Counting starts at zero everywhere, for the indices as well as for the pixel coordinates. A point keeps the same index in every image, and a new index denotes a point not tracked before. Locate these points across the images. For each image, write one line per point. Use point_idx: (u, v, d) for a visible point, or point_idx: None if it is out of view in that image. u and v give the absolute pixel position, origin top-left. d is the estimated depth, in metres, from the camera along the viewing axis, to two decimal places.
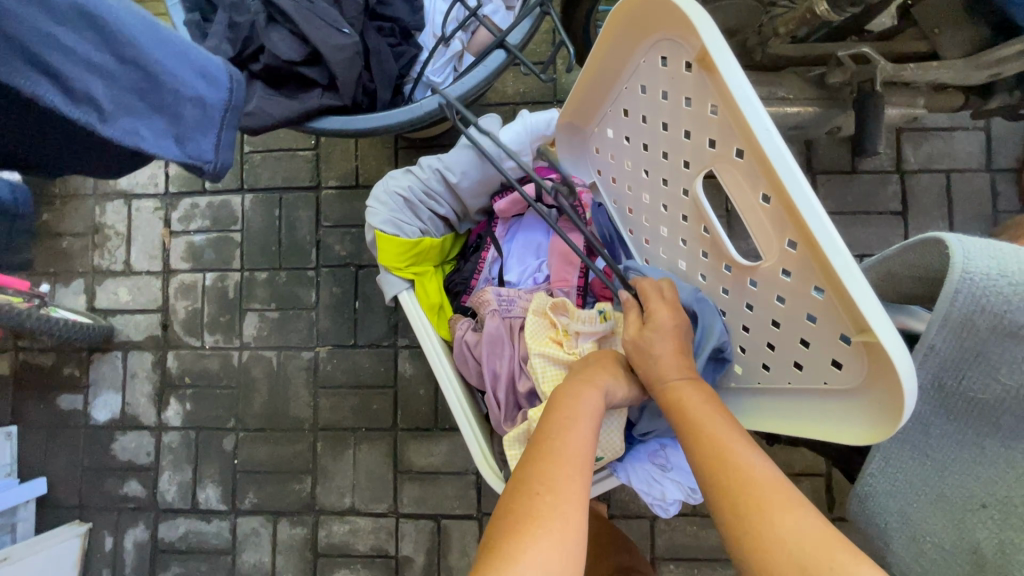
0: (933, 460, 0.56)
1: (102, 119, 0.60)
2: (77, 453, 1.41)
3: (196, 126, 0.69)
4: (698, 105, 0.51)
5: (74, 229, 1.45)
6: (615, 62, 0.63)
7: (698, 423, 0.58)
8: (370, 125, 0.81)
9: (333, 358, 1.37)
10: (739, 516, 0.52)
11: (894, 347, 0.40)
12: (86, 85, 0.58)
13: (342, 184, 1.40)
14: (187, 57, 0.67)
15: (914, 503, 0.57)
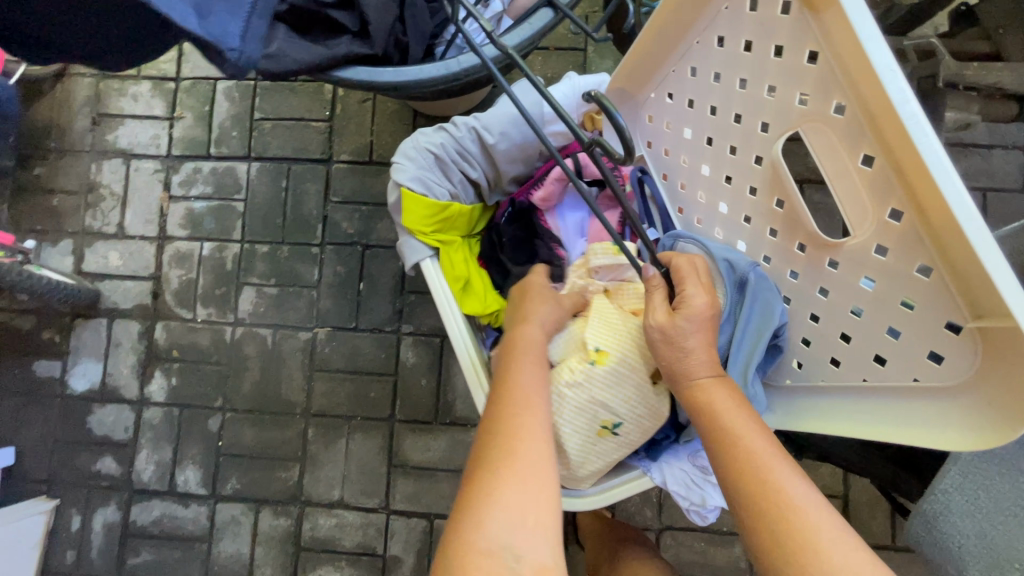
0: (1011, 473, 0.54)
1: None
2: (50, 424, 1.32)
3: (222, 4, 0.65)
4: (797, 57, 0.52)
5: (67, 186, 1.37)
6: (691, 25, 0.63)
7: (730, 425, 0.58)
8: (400, 79, 0.75)
9: (331, 341, 1.30)
10: (774, 538, 0.52)
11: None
12: None
13: (354, 159, 1.33)
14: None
15: (996, 524, 0.53)
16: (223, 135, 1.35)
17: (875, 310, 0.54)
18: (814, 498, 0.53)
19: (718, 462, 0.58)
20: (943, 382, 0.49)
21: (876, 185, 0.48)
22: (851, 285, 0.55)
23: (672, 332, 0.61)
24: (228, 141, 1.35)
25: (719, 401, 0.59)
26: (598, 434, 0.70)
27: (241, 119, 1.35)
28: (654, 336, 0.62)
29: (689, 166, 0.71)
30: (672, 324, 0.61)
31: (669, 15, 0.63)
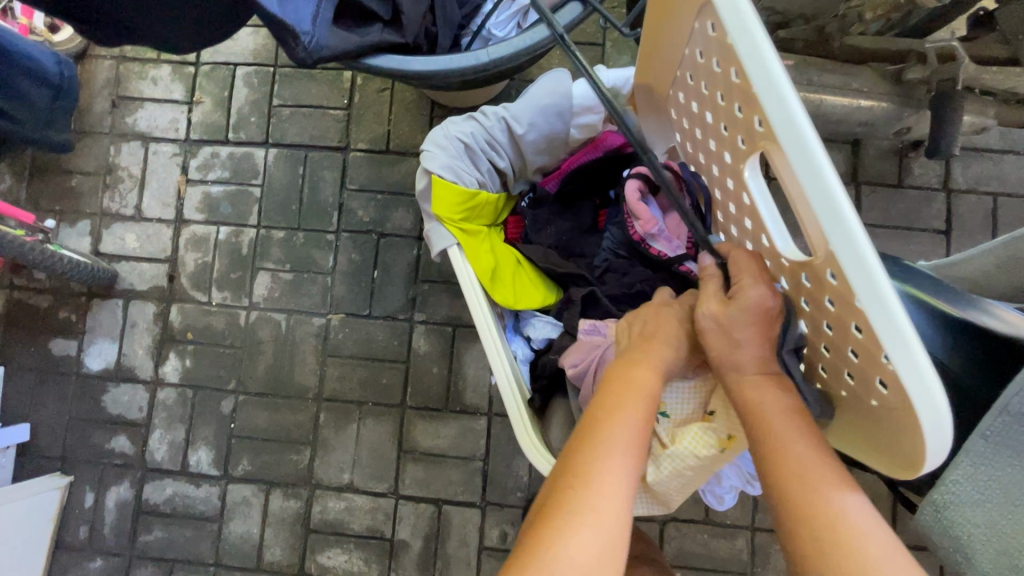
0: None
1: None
2: (65, 402, 1.34)
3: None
4: (741, 104, 0.50)
5: (86, 168, 1.38)
6: (668, 29, 0.58)
7: (798, 462, 0.55)
8: (428, 68, 0.76)
9: (345, 327, 1.31)
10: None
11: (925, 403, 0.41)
12: None
13: (371, 148, 1.34)
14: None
15: (1008, 515, 0.49)
16: (241, 121, 1.36)
17: (834, 336, 0.51)
18: (888, 542, 0.51)
19: (773, 495, 0.56)
20: (885, 428, 0.50)
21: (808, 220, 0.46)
22: (815, 322, 0.55)
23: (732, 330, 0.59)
24: (246, 126, 1.36)
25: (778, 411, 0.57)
26: (694, 478, 0.74)
27: (260, 105, 1.36)
28: (707, 324, 0.61)
29: (700, 165, 0.67)
30: (725, 315, 0.59)
31: (651, 37, 0.61)
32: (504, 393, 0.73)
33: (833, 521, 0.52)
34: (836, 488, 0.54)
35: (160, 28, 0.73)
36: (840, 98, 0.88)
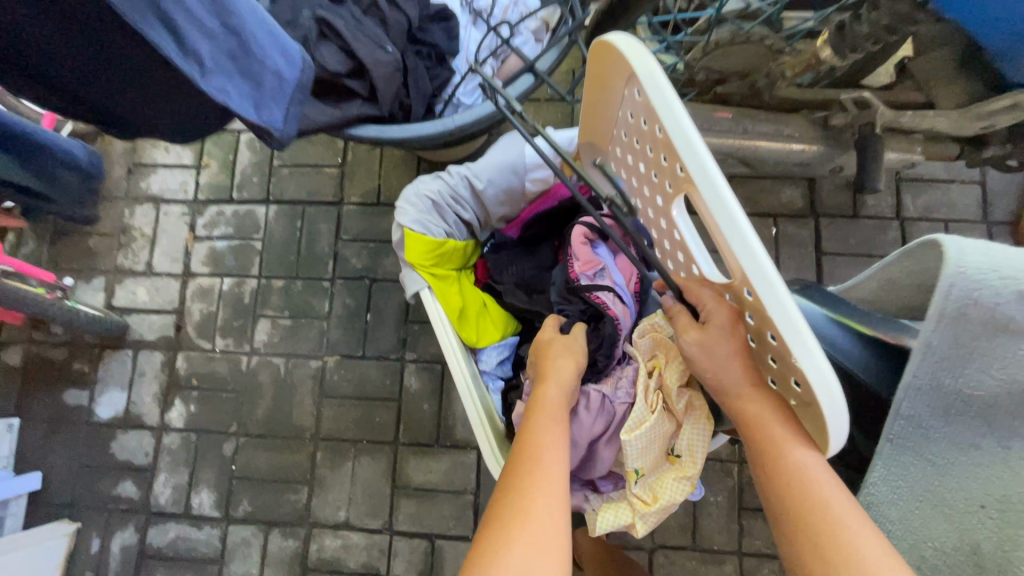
0: (936, 464, 0.51)
1: (201, 74, 0.66)
2: (75, 450, 1.40)
3: (273, 94, 0.74)
4: (661, 155, 0.59)
5: (102, 229, 1.50)
6: (604, 93, 0.67)
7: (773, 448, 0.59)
8: (401, 136, 0.87)
9: (340, 368, 1.39)
10: (823, 558, 0.53)
11: (827, 394, 0.48)
12: (195, 42, 0.64)
13: (364, 201, 1.46)
14: (274, 31, 0.72)
15: (916, 512, 0.52)
16: (244, 181, 1.49)
17: (757, 347, 0.59)
18: (855, 510, 0.54)
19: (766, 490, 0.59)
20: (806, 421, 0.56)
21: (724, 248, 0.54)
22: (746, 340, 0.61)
23: (713, 359, 0.62)
24: (249, 186, 1.49)
25: (808, 455, 0.57)
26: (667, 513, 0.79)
27: (262, 166, 1.49)
28: (694, 352, 0.63)
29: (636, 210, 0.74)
30: (707, 337, 0.62)
31: (589, 98, 0.70)
32: (472, 425, 0.78)
33: (813, 497, 0.55)
34: (817, 475, 0.56)
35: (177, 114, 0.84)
36: (775, 143, 0.99)
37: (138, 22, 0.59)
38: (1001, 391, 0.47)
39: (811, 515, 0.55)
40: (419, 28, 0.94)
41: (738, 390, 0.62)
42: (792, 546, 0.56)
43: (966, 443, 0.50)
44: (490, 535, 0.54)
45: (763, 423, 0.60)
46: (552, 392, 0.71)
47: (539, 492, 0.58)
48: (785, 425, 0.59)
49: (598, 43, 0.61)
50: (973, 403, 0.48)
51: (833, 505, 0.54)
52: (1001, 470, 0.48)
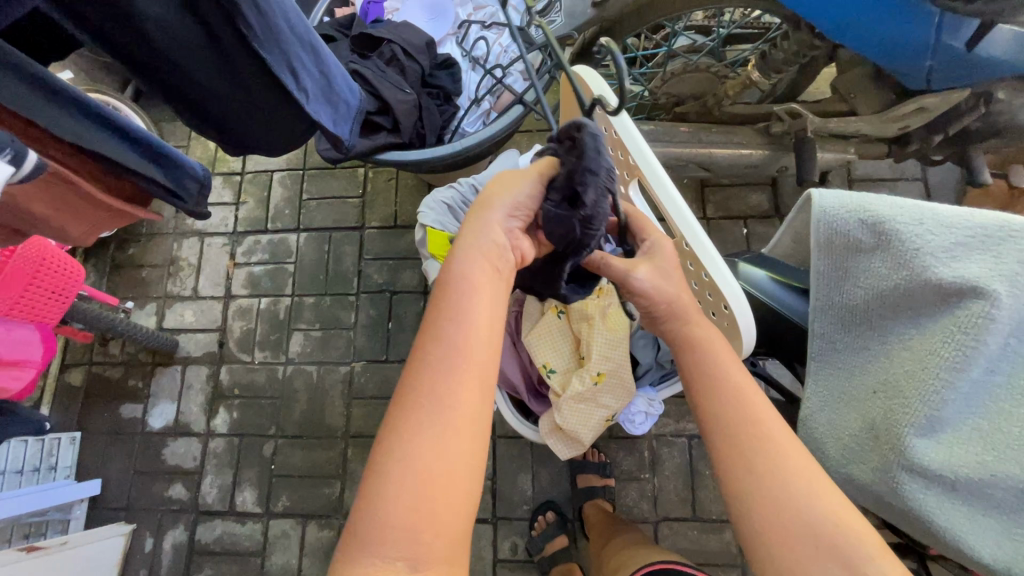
0: (843, 370, 0.68)
1: (308, 100, 0.83)
2: (131, 457, 1.56)
3: (344, 116, 0.93)
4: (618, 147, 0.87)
5: (154, 261, 1.71)
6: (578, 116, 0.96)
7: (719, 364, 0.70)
8: (420, 158, 1.08)
9: (366, 372, 1.55)
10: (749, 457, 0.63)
11: (727, 282, 0.74)
12: (305, 80, 0.81)
13: (383, 225, 1.66)
14: (342, 70, 0.91)
15: (839, 414, 0.68)
16: (278, 214, 1.70)
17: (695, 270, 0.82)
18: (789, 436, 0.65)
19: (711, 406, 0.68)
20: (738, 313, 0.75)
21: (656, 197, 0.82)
22: (693, 273, 0.84)
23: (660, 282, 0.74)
24: (282, 218, 1.70)
25: (745, 381, 0.69)
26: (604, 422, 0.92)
27: (293, 200, 1.71)
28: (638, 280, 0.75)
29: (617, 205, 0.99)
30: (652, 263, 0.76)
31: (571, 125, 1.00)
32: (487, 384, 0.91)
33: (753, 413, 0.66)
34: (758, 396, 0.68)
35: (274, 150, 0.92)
36: (728, 149, 1.18)
37: (277, 68, 0.76)
38: (872, 298, 0.63)
39: (743, 427, 0.65)
40: (430, 75, 1.16)
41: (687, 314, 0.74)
42: (722, 447, 0.66)
43: (860, 347, 0.66)
44: (400, 415, 0.56)
45: (708, 344, 0.72)
46: (458, 257, 0.63)
47: (447, 376, 0.57)
48: (732, 358, 0.71)
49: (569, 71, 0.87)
50: (856, 313, 0.65)
51: (766, 418, 0.66)
52: (886, 361, 0.62)
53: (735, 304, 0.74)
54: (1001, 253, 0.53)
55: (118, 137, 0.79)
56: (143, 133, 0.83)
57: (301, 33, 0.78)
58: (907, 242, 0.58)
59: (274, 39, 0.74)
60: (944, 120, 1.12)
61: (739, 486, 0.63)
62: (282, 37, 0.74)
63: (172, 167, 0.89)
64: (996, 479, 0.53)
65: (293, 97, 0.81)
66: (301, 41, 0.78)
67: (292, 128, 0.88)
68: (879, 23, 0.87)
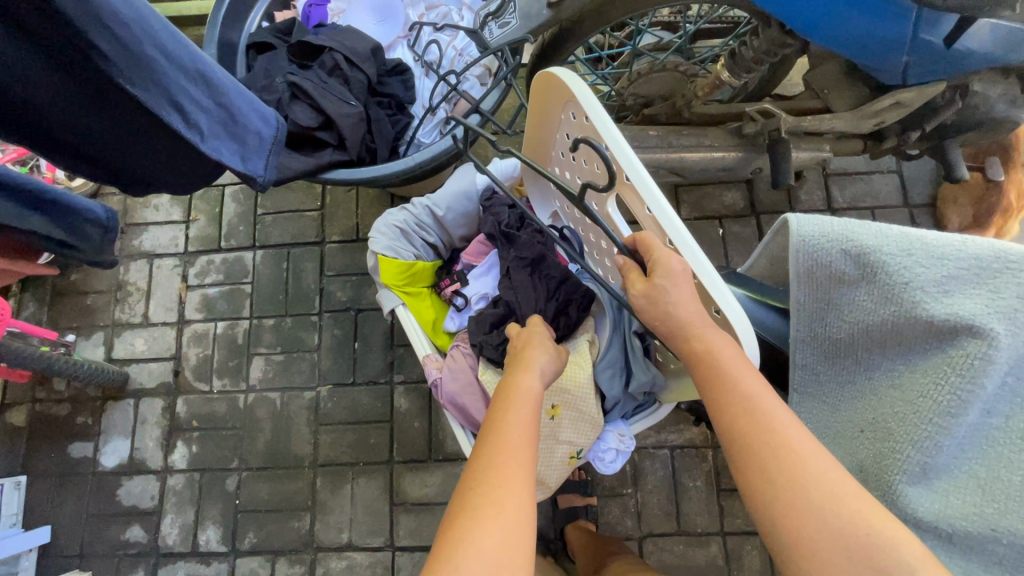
0: (828, 403, 0.62)
1: (202, 138, 0.77)
2: (84, 500, 1.46)
3: (256, 150, 0.86)
4: (596, 151, 0.72)
5: (99, 287, 1.59)
6: (545, 110, 0.81)
7: (727, 370, 0.62)
8: (372, 175, 0.99)
9: (333, 397, 1.47)
10: (773, 485, 0.56)
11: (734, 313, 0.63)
12: (195, 116, 0.75)
13: (344, 239, 1.57)
14: (250, 100, 0.84)
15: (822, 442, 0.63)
16: (231, 231, 1.60)
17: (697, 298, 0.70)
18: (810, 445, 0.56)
19: (726, 428, 0.61)
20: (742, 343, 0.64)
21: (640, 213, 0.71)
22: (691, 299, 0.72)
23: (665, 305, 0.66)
24: (236, 235, 1.60)
25: (759, 388, 0.61)
26: (567, 461, 0.85)
27: (247, 216, 1.60)
28: (641, 304, 0.68)
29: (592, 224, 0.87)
30: (653, 290, 0.66)
31: (535, 116, 0.85)
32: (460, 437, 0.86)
33: (771, 428, 0.58)
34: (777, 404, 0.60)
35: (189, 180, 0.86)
36: (699, 152, 1.13)
37: (155, 107, 0.70)
38: (859, 333, 0.57)
39: (758, 439, 0.58)
40: (379, 83, 1.07)
41: (688, 330, 0.66)
42: (744, 475, 0.58)
43: (846, 382, 0.60)
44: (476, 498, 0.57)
45: (712, 353, 0.63)
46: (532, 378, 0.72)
47: (520, 454, 0.61)
48: (746, 362, 0.62)
49: (538, 77, 0.76)
50: (840, 346, 0.59)
51: (784, 433, 0.57)
52: (875, 400, 0.57)
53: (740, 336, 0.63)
54: (997, 287, 0.48)
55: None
56: (29, 182, 0.90)
57: (184, 64, 0.71)
58: (895, 275, 0.52)
59: (146, 75, 0.67)
60: (920, 115, 1.07)
61: (761, 502, 0.56)
62: (158, 72, 0.68)
63: (64, 212, 0.95)
64: (998, 535, 0.48)
65: (184, 139, 0.75)
66: (185, 74, 0.72)
67: (196, 161, 0.82)
68: (848, 20, 0.81)
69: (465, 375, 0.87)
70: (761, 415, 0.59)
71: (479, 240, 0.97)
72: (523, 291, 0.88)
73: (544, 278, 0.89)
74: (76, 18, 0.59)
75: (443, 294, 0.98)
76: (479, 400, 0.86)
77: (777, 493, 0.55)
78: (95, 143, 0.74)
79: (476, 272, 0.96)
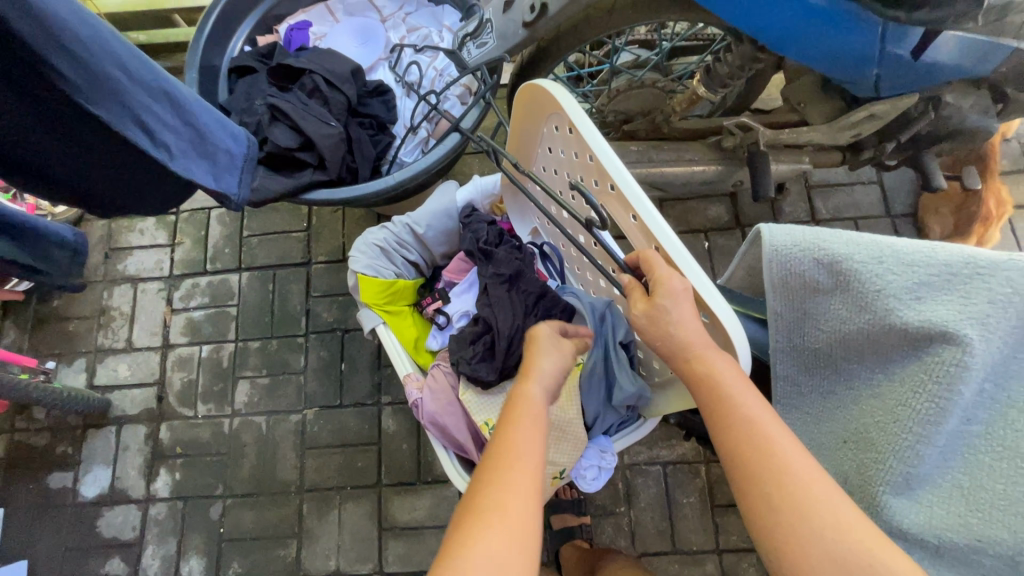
0: (812, 414, 0.61)
1: (171, 157, 0.77)
2: (62, 532, 1.41)
3: (227, 168, 0.86)
4: (583, 160, 0.71)
5: (82, 313, 1.57)
6: (529, 124, 0.81)
7: (729, 396, 0.58)
8: (352, 195, 0.99)
9: (319, 420, 1.45)
10: (779, 520, 0.53)
11: (728, 319, 0.60)
12: (162, 135, 0.76)
13: (330, 259, 1.56)
14: (219, 118, 0.85)
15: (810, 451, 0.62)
16: (217, 253, 1.59)
17: None
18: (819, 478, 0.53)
19: (728, 457, 0.57)
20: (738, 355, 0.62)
21: (632, 230, 0.69)
22: None
23: (666, 325, 0.61)
24: (221, 257, 1.59)
25: (762, 413, 0.57)
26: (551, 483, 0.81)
27: (232, 238, 1.60)
28: (642, 322, 0.63)
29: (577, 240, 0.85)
30: (654, 308, 0.61)
31: (519, 130, 0.84)
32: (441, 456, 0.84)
33: (777, 458, 0.54)
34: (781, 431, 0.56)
35: (157, 197, 0.87)
36: (679, 166, 1.14)
37: (119, 126, 0.70)
38: (837, 342, 0.56)
39: (764, 469, 0.54)
40: (360, 104, 1.08)
41: (689, 351, 0.60)
42: (747, 508, 0.55)
43: (829, 393, 0.60)
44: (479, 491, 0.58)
45: (712, 375, 0.59)
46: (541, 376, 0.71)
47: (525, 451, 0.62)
48: (746, 385, 0.59)
49: (522, 87, 0.75)
50: (819, 355, 0.59)
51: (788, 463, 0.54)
52: (857, 409, 0.56)
53: (736, 343, 0.61)
54: (970, 293, 0.48)
55: None
56: None
57: (147, 82, 0.72)
58: (868, 283, 0.51)
59: (108, 94, 0.68)
60: (894, 127, 1.08)
61: (766, 535, 0.54)
62: (121, 91, 0.69)
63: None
64: (984, 546, 0.47)
65: (152, 157, 0.76)
66: (149, 92, 0.72)
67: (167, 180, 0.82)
68: (815, 34, 0.82)
69: (446, 394, 0.86)
70: (765, 444, 0.55)
71: (461, 258, 0.97)
72: (501, 306, 0.86)
73: (523, 294, 0.88)
74: (30, 36, 0.60)
75: (425, 312, 0.97)
76: (460, 420, 0.85)
77: (782, 530, 0.52)
78: (56, 162, 0.75)
79: (457, 290, 0.95)
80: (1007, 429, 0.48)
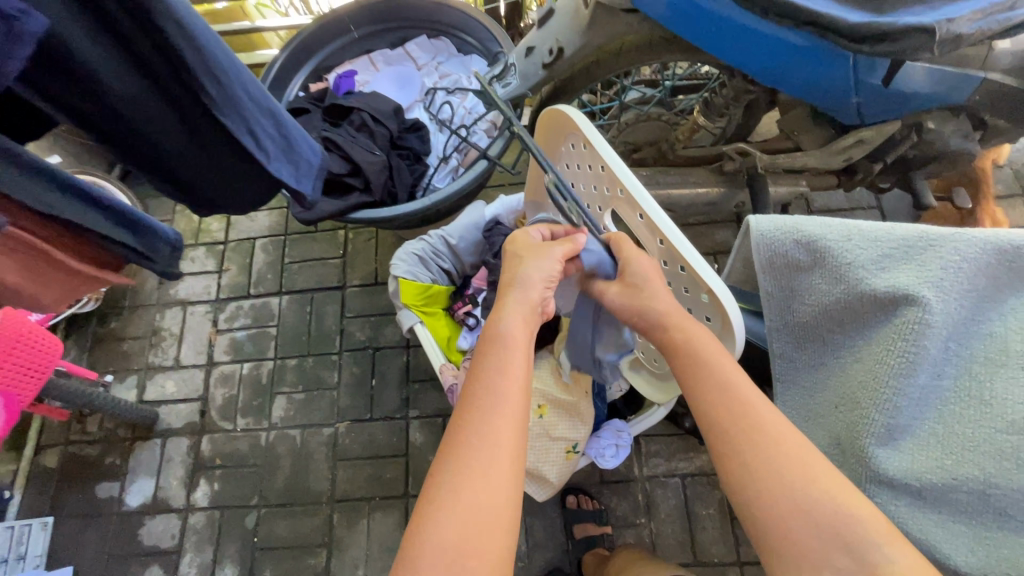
0: (807, 387, 0.69)
1: (269, 159, 0.91)
2: (106, 540, 1.49)
3: (307, 173, 0.98)
4: (597, 171, 0.84)
5: (136, 333, 1.71)
6: (547, 143, 0.94)
7: (714, 368, 0.67)
8: (391, 214, 1.11)
9: (350, 433, 1.53)
10: (765, 484, 0.58)
11: (726, 299, 0.70)
12: (265, 141, 0.89)
13: (364, 283, 1.69)
14: (306, 133, 0.98)
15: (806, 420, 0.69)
16: (260, 278, 1.73)
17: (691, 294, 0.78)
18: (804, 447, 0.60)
19: (719, 426, 0.63)
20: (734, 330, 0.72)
21: (640, 228, 0.81)
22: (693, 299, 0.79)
23: (642, 301, 0.74)
24: (264, 282, 1.73)
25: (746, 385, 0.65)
26: (566, 455, 1.00)
27: (274, 265, 1.74)
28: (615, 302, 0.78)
29: None
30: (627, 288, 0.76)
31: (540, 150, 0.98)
32: None
33: (762, 426, 0.61)
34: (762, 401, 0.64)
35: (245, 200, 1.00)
36: (685, 189, 1.25)
37: (236, 131, 0.84)
38: (821, 315, 0.65)
39: (749, 436, 0.61)
40: (400, 137, 1.24)
41: (666, 320, 0.72)
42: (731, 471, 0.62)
43: (819, 364, 0.67)
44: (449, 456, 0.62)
45: (693, 348, 0.69)
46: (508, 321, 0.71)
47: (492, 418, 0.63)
48: (728, 358, 0.68)
49: (541, 114, 0.89)
50: (808, 330, 0.67)
51: (775, 432, 0.61)
52: (842, 375, 0.64)
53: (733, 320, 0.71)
54: (922, 261, 0.57)
55: (95, 208, 0.81)
56: (123, 205, 0.85)
57: (261, 100, 0.86)
58: (840, 257, 0.61)
59: (233, 104, 0.81)
60: (882, 150, 1.19)
61: (747, 495, 0.60)
62: (241, 102, 0.83)
63: (145, 232, 0.90)
64: (957, 482, 0.53)
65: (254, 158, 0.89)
66: (259, 105, 0.86)
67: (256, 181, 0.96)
68: (799, 66, 0.94)
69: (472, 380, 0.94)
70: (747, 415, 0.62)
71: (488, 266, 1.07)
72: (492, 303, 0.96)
73: None
74: (187, 52, 0.73)
75: (456, 315, 1.08)
76: None
77: (769, 494, 0.58)
78: (170, 161, 0.88)
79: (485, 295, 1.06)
80: (972, 381, 0.55)
